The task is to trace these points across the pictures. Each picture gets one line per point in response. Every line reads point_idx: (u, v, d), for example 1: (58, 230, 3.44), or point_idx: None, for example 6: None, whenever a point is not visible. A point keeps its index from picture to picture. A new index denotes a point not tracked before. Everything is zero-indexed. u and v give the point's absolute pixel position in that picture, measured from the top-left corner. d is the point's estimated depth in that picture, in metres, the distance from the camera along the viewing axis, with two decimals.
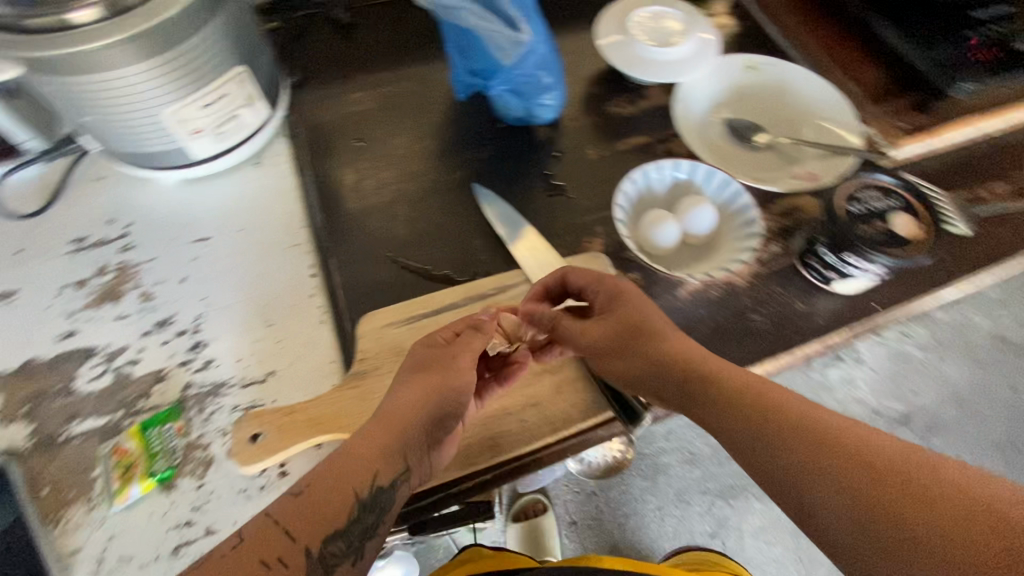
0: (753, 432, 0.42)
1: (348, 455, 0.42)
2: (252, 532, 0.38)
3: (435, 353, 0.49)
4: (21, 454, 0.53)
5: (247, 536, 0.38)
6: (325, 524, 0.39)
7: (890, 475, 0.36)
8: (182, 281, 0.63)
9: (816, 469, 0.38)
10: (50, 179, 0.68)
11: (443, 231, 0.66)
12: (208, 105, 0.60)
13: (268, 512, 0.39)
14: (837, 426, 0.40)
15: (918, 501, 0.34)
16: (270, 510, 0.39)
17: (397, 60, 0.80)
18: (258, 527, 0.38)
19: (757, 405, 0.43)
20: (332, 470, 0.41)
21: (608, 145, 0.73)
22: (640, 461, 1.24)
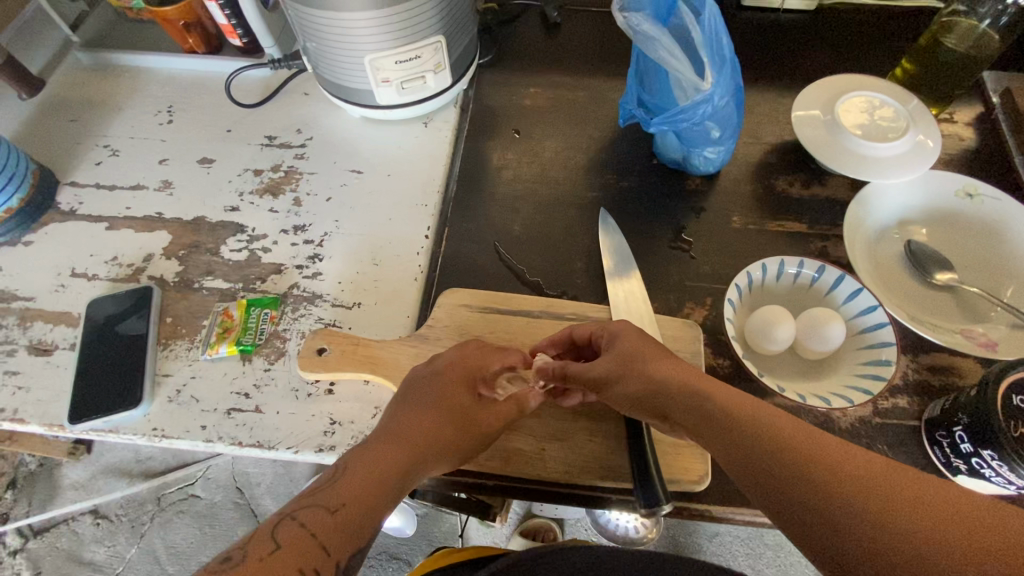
0: (766, 467, 0.38)
1: (374, 469, 0.44)
2: (287, 537, 0.39)
3: (462, 371, 0.51)
4: (167, 285, 0.66)
5: (284, 540, 0.39)
6: (356, 539, 0.41)
7: (930, 518, 0.33)
8: (327, 199, 0.72)
9: (840, 498, 0.35)
10: (273, 84, 0.83)
11: (554, 241, 0.67)
12: (400, 62, 0.67)
13: (299, 519, 0.40)
14: (814, 441, 0.38)
15: (929, 540, 0.32)
16: (302, 518, 0.41)
17: (585, 71, 0.82)
18: (292, 533, 0.40)
19: (771, 437, 0.39)
20: (363, 482, 0.43)
21: (758, 219, 0.67)
22: (670, 545, 1.14)
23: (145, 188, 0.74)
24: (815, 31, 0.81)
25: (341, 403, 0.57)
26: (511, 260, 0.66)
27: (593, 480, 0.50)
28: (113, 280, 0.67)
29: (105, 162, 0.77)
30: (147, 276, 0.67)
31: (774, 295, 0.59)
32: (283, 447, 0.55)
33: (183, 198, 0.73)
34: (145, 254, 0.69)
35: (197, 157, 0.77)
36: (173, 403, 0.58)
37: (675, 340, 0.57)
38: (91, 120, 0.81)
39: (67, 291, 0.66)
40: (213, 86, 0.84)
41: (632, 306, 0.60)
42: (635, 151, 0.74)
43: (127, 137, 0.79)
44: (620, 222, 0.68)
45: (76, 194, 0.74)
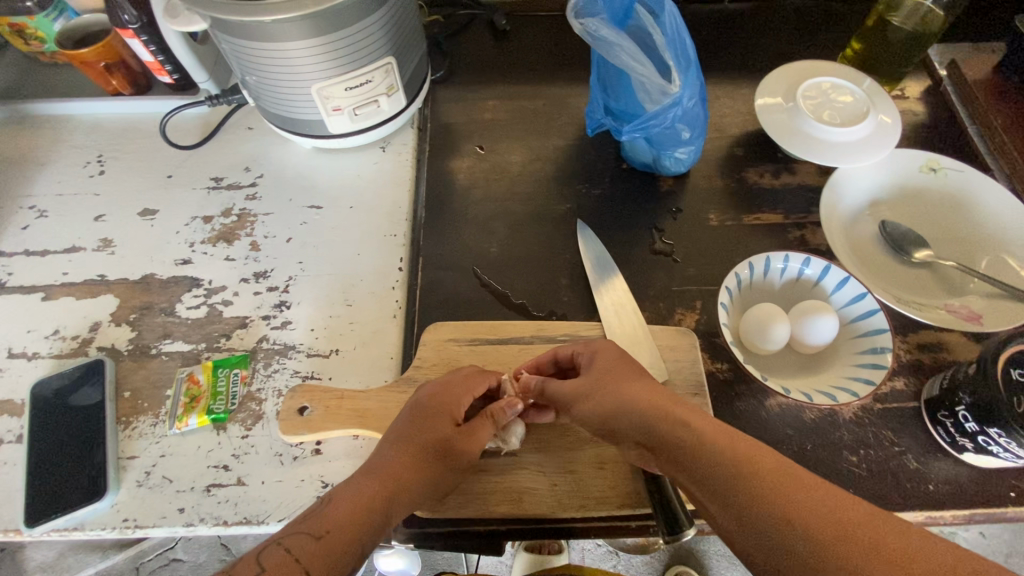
0: (711, 467, 0.38)
1: (361, 499, 0.41)
2: (272, 561, 0.36)
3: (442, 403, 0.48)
4: (119, 355, 0.60)
5: (268, 565, 0.36)
6: (343, 566, 0.37)
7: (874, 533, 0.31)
8: (286, 241, 0.67)
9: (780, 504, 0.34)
10: (212, 121, 0.77)
11: (533, 260, 0.65)
12: (350, 89, 0.63)
13: (284, 543, 0.37)
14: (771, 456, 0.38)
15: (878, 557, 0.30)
16: (287, 543, 0.37)
17: (542, 78, 0.80)
18: (276, 558, 0.36)
19: (714, 439, 0.39)
20: (347, 515, 0.40)
21: (734, 214, 0.67)
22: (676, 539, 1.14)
23: (82, 250, 0.68)
24: (764, 19, 0.81)
25: (332, 462, 0.54)
26: (492, 284, 0.63)
27: (610, 511, 0.48)
28: (58, 356, 0.61)
29: (32, 224, 0.70)
30: (97, 347, 0.61)
31: (763, 292, 0.59)
32: (274, 520, 0.50)
33: (127, 256, 0.67)
34: (91, 323, 0.62)
35: (137, 208, 0.71)
36: (144, 488, 0.53)
37: (673, 350, 0.56)
38: (11, 179, 0.74)
39: (5, 375, 0.60)
40: (146, 129, 0.77)
41: (624, 319, 0.58)
42: (603, 156, 0.72)
43: (54, 194, 0.72)
44: (599, 233, 0.66)
45: (3, 264, 0.67)
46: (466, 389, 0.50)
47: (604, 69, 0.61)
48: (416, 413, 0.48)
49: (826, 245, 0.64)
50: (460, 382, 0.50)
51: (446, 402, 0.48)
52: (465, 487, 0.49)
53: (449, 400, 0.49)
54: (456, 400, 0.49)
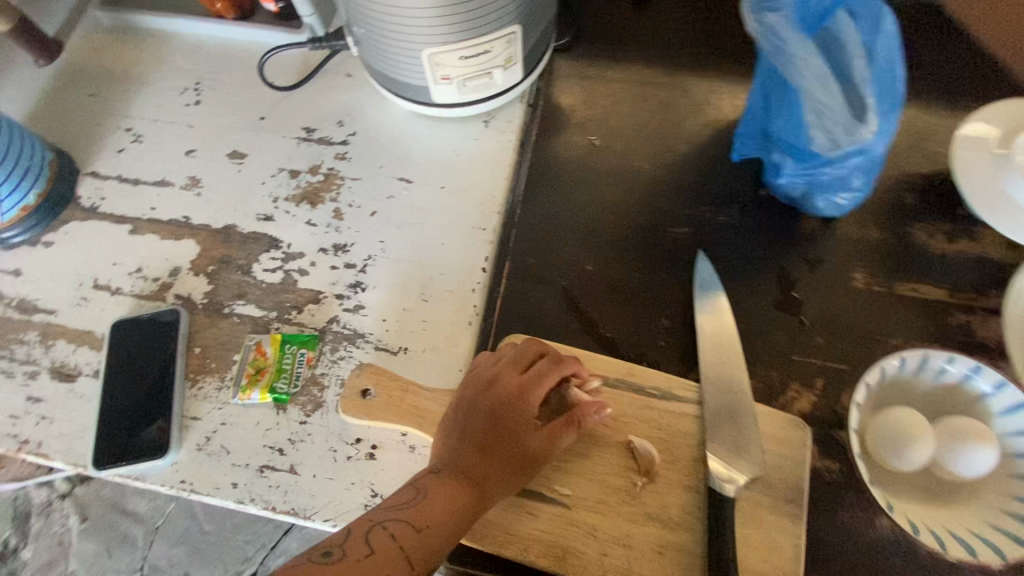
0: None
1: (456, 497, 0.42)
2: (381, 546, 0.39)
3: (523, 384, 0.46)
4: (193, 308, 0.59)
5: (376, 548, 0.39)
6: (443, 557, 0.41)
7: None
8: (371, 214, 0.63)
9: None
10: (311, 61, 0.71)
11: (632, 288, 0.57)
12: (465, 58, 0.55)
13: (389, 529, 0.40)
14: None
15: None
16: (392, 528, 0.40)
17: (681, 64, 0.68)
18: (383, 542, 0.39)
19: None
20: (448, 506, 0.42)
21: (884, 280, 0.56)
22: None
23: (171, 185, 0.66)
24: (980, 28, 0.64)
25: (383, 471, 0.51)
26: (582, 309, 0.56)
27: None
28: (137, 296, 0.60)
29: (127, 149, 0.69)
30: (173, 294, 0.60)
31: (913, 397, 0.48)
32: (322, 520, 0.49)
33: (211, 201, 0.65)
34: (171, 267, 0.61)
35: (227, 149, 0.68)
36: (203, 453, 0.53)
37: (778, 438, 0.48)
38: (112, 94, 0.72)
39: (89, 306, 0.60)
40: (245, 60, 0.73)
41: (727, 385, 0.50)
42: (737, 177, 0.61)
43: (151, 119, 0.70)
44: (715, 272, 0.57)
45: (97, 187, 0.67)
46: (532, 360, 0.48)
47: (773, 81, 0.51)
48: (485, 378, 0.47)
49: (997, 340, 0.52)
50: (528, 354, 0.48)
51: (531, 383, 0.46)
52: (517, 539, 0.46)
53: (491, 373, 0.47)
54: (513, 385, 0.46)
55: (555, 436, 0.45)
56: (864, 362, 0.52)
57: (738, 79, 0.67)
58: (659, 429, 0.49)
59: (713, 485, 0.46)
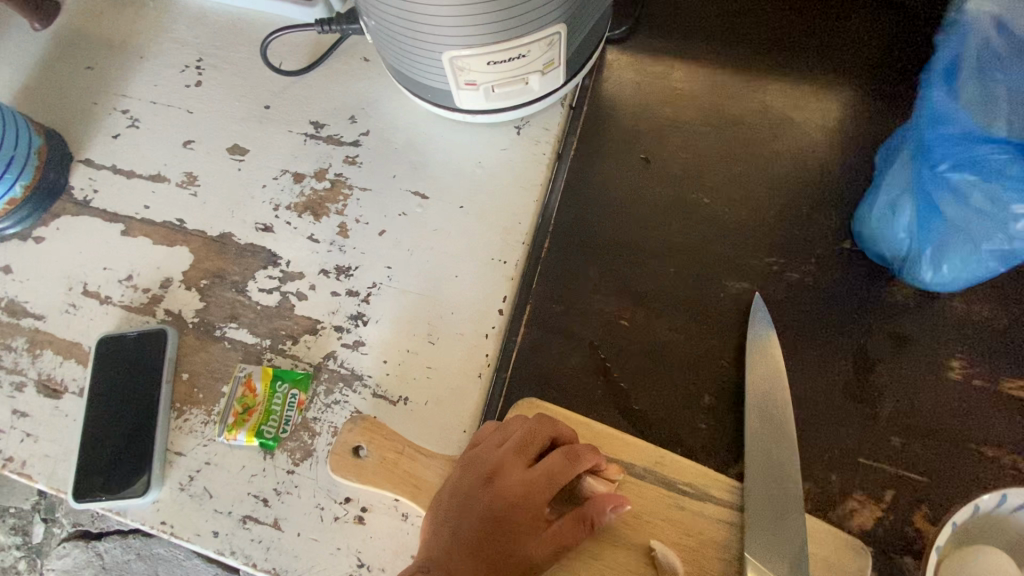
0: None
1: None
2: None
3: (525, 478, 0.40)
4: (184, 327, 0.54)
5: None
6: None
7: None
8: (379, 232, 0.55)
9: None
10: (324, 41, 0.63)
11: (672, 352, 0.48)
12: (496, 63, 0.45)
13: None
14: None
15: None
16: None
17: (760, 70, 0.56)
18: None
19: None
20: None
21: (986, 371, 0.45)
22: None
23: (166, 181, 0.60)
24: None
25: (373, 538, 0.46)
26: (610, 372, 0.48)
27: None
28: (127, 307, 0.56)
29: (123, 135, 0.62)
30: (164, 309, 0.55)
31: (1005, 536, 0.40)
32: None
33: (208, 203, 0.58)
34: (163, 278, 0.56)
35: (227, 142, 0.60)
36: (185, 493, 0.49)
37: (830, 565, 0.40)
38: (109, 69, 0.65)
39: (77, 314, 0.56)
40: (253, 37, 0.65)
41: (775, 494, 0.42)
42: (813, 223, 0.51)
43: (149, 101, 0.63)
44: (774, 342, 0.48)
45: (91, 177, 0.61)
46: (536, 444, 0.41)
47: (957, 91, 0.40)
48: (483, 464, 0.41)
49: None
50: (531, 436, 0.41)
51: (536, 477, 0.40)
52: None
53: (493, 461, 0.41)
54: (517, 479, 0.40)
55: (562, 540, 0.39)
56: (949, 476, 0.43)
57: (829, 95, 0.54)
58: (687, 536, 0.42)
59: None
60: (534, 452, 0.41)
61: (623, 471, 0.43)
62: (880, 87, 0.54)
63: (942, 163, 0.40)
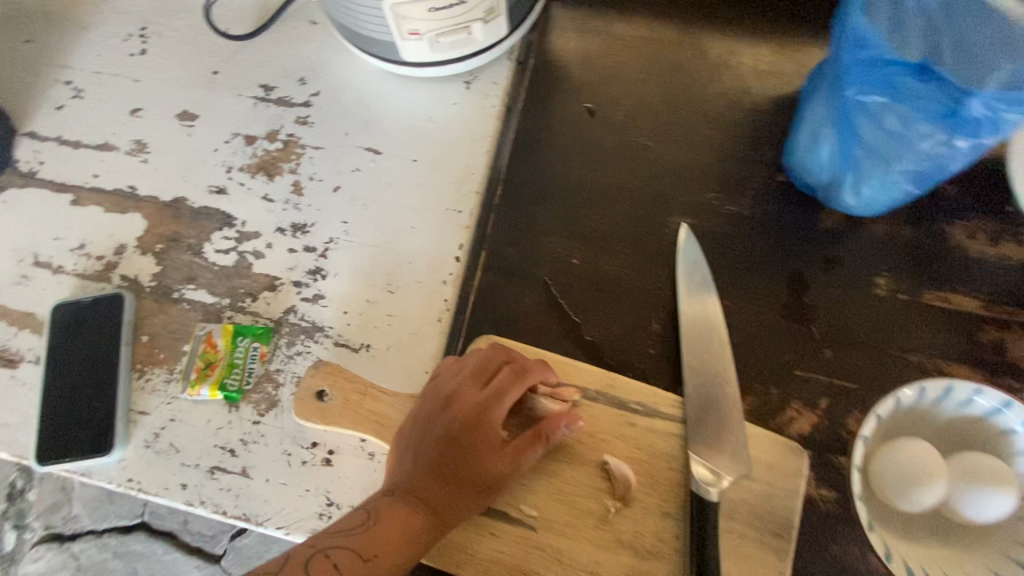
0: None
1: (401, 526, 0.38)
2: None
3: (480, 399, 0.42)
4: (141, 291, 0.54)
5: None
6: None
7: None
8: (334, 189, 0.56)
9: None
10: (271, 6, 0.63)
11: (621, 285, 0.51)
12: (437, 10, 0.47)
13: (332, 559, 0.37)
14: None
15: None
16: (335, 555, 0.37)
17: (698, 18, 0.59)
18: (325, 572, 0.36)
19: None
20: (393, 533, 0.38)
21: (909, 286, 0.49)
22: None
23: (115, 150, 0.59)
24: None
25: (341, 479, 0.48)
26: (563, 308, 0.50)
27: None
28: (81, 275, 0.55)
29: (67, 106, 0.61)
30: (120, 274, 0.55)
31: (928, 426, 0.43)
32: (273, 528, 0.46)
33: (160, 169, 0.58)
34: (117, 244, 0.56)
35: (176, 108, 0.60)
36: (150, 451, 0.49)
37: (770, 469, 0.43)
38: (49, 40, 0.64)
39: (31, 285, 0.55)
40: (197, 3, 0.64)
41: (717, 404, 0.44)
42: (748, 159, 0.54)
43: (92, 71, 0.62)
44: (716, 272, 0.50)
45: (36, 150, 0.60)
46: (490, 366, 0.43)
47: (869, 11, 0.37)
48: (441, 391, 0.43)
49: None
50: (485, 361, 0.43)
51: (492, 397, 0.42)
52: (474, 555, 0.43)
53: (450, 387, 0.43)
54: (472, 402, 0.42)
55: (522, 455, 0.41)
56: (877, 383, 0.46)
57: (761, 40, 0.57)
58: (639, 449, 0.44)
59: (695, 489, 0.41)
60: (489, 376, 0.43)
61: (578, 392, 0.45)
62: (809, 28, 0.57)
63: (856, 89, 0.39)
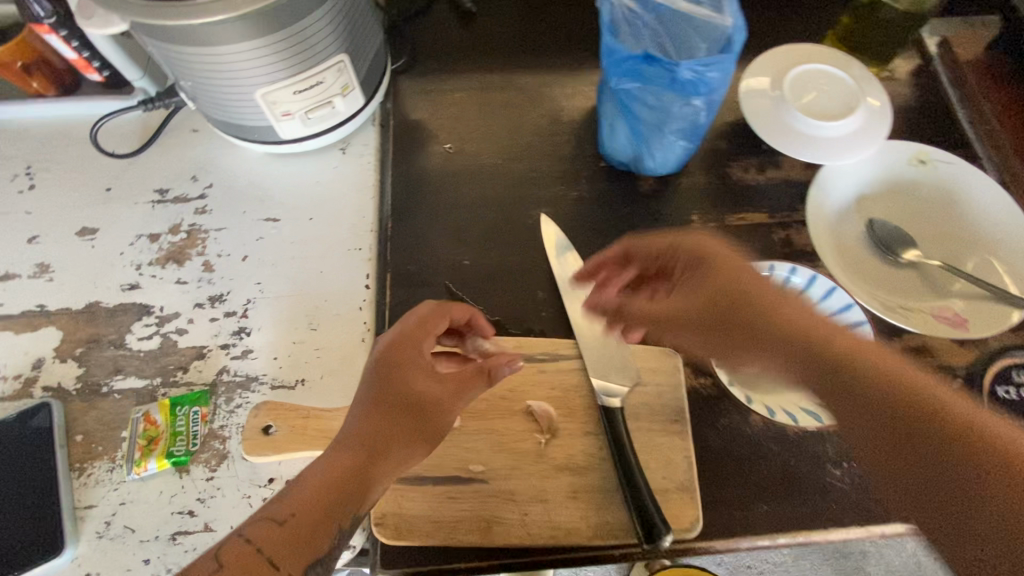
0: None
1: (334, 471, 0.41)
2: (233, 558, 0.37)
3: (409, 345, 0.48)
4: (67, 395, 0.56)
5: (229, 559, 0.37)
6: (320, 538, 0.39)
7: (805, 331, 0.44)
8: (243, 258, 0.63)
9: None
10: (152, 124, 0.71)
11: (508, 271, 0.61)
12: (300, 92, 0.58)
13: (247, 536, 0.38)
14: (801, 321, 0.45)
15: None
16: (250, 534, 0.38)
17: (515, 64, 0.74)
18: (244, 547, 0.37)
19: None
20: (327, 480, 0.40)
21: (716, 216, 0.64)
22: None
23: (16, 277, 0.62)
24: None
25: None
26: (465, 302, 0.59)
27: (583, 541, 0.47)
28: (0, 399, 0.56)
29: None
30: (42, 386, 0.57)
31: None
32: None
33: (67, 283, 0.62)
34: (33, 360, 0.58)
35: (75, 227, 0.65)
36: (105, 539, 0.50)
37: (654, 373, 0.53)
38: None
39: None
40: (79, 136, 0.70)
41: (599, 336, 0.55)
42: (579, 155, 0.68)
43: None
44: (577, 243, 0.63)
45: None
46: (415, 320, 0.49)
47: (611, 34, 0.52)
48: (376, 352, 0.48)
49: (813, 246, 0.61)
50: (410, 317, 0.49)
51: (421, 343, 0.48)
52: (440, 521, 0.48)
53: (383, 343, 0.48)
54: (405, 348, 0.47)
55: (463, 388, 0.48)
56: None
57: (565, 70, 0.74)
58: (553, 390, 0.53)
59: (602, 404, 0.51)
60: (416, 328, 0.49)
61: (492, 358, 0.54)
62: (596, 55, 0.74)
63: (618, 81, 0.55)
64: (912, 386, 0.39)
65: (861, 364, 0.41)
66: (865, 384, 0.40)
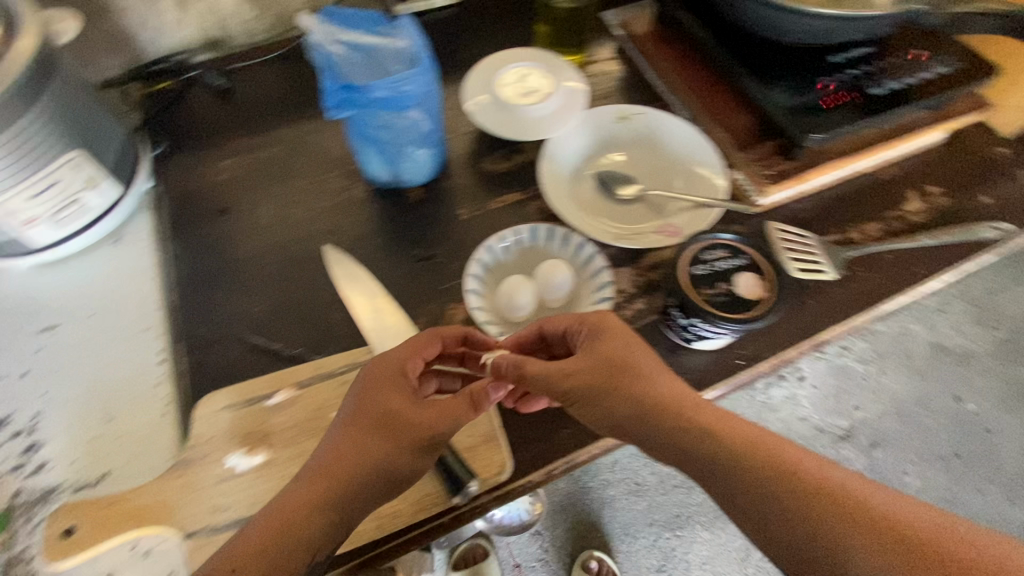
0: None
1: (301, 501, 0.45)
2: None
3: (394, 367, 0.51)
4: None
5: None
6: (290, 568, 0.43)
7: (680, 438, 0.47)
8: (22, 375, 0.60)
9: None
10: None
11: (301, 304, 0.64)
12: (40, 196, 0.59)
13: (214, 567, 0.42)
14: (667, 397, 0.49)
15: None
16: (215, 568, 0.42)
17: (277, 123, 0.79)
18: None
19: None
20: (299, 511, 0.44)
21: (479, 204, 0.72)
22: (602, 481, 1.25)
23: None
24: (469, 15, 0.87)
25: None
26: (263, 345, 0.61)
27: (408, 519, 0.50)
28: None
29: None
30: None
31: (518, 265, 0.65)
32: None
33: None
34: None
35: None
36: None
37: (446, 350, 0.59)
38: None
39: None
40: None
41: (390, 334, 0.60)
42: (350, 184, 0.73)
43: None
44: (362, 261, 0.67)
45: None
46: (412, 347, 0.52)
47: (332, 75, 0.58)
48: (373, 375, 0.51)
49: None
50: (416, 343, 0.52)
51: (400, 363, 0.51)
52: None
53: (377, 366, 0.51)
54: (392, 368, 0.51)
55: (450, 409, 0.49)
56: None
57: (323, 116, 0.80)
58: None
59: None
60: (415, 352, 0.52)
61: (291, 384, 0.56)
62: None
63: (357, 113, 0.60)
64: (764, 449, 0.45)
65: (713, 444, 0.46)
66: (716, 472, 0.45)
